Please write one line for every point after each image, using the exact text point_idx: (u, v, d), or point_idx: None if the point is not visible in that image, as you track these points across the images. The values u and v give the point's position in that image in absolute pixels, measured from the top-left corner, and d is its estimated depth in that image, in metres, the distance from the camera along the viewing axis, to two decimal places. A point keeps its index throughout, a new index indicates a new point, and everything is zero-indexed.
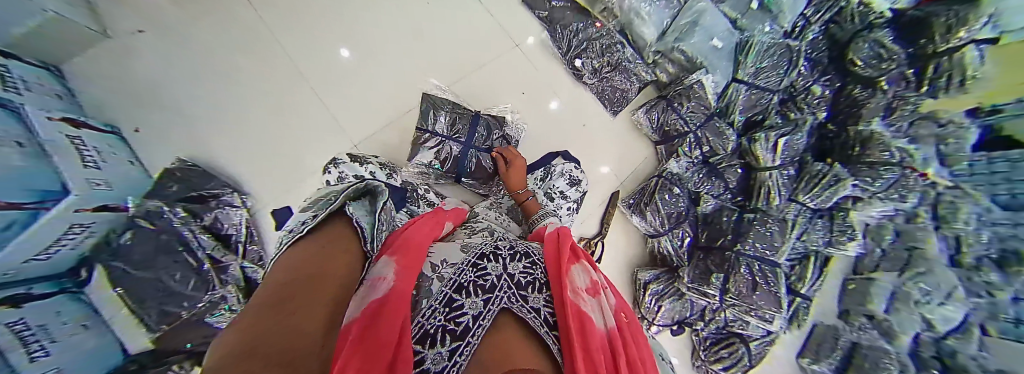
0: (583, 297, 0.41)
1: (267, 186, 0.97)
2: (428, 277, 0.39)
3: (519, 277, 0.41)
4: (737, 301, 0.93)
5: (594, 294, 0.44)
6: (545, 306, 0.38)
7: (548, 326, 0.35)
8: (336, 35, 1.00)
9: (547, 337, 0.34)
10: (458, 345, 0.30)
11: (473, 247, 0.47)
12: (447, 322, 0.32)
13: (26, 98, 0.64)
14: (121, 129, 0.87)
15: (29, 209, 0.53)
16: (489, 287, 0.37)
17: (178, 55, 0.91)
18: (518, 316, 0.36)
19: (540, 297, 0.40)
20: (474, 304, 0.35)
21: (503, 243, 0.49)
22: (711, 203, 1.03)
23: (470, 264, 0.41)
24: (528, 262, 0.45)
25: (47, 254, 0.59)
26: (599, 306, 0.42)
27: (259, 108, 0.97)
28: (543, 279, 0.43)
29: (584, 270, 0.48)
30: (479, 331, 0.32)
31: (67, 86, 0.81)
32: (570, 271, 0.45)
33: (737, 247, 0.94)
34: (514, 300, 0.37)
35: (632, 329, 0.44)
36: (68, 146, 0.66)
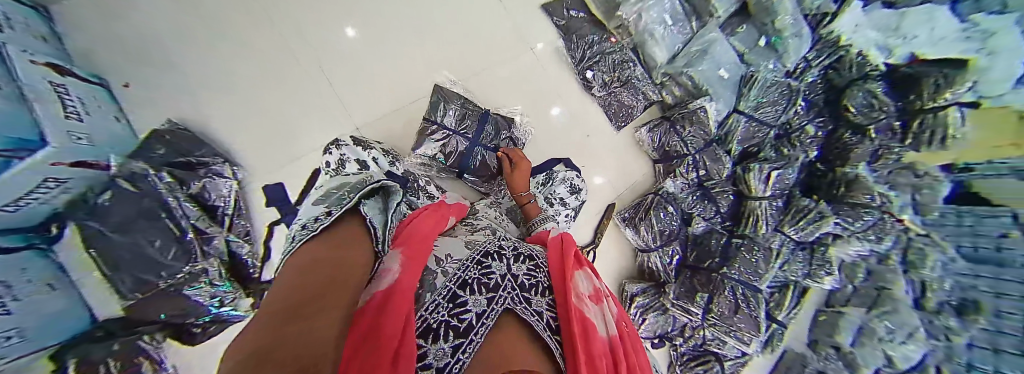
0: (586, 304, 0.42)
1: (263, 158, 0.96)
2: (432, 270, 0.39)
3: (522, 279, 0.41)
4: (718, 320, 0.97)
5: (596, 302, 0.44)
6: (547, 310, 0.38)
7: (550, 330, 0.35)
8: (343, 11, 0.98)
9: (550, 341, 0.34)
10: (461, 342, 0.30)
11: (478, 244, 0.47)
12: (450, 318, 0.32)
13: (9, 38, 0.60)
14: (109, 82, 0.83)
15: (5, 157, 0.49)
16: (493, 286, 0.37)
17: (176, 12, 0.87)
18: (521, 318, 0.35)
19: (543, 301, 0.40)
20: (478, 303, 0.35)
21: (507, 243, 0.49)
22: (700, 226, 1.06)
23: (475, 261, 0.41)
24: (531, 264, 0.45)
25: (22, 206, 0.53)
26: (602, 313, 0.42)
27: (262, 79, 0.94)
28: (546, 282, 0.44)
29: (586, 277, 0.48)
30: (482, 329, 0.32)
31: (55, 31, 0.77)
32: (574, 277, 0.45)
33: (723, 270, 0.99)
34: (518, 302, 0.37)
35: (632, 339, 0.44)
36: (50, 94, 0.62)
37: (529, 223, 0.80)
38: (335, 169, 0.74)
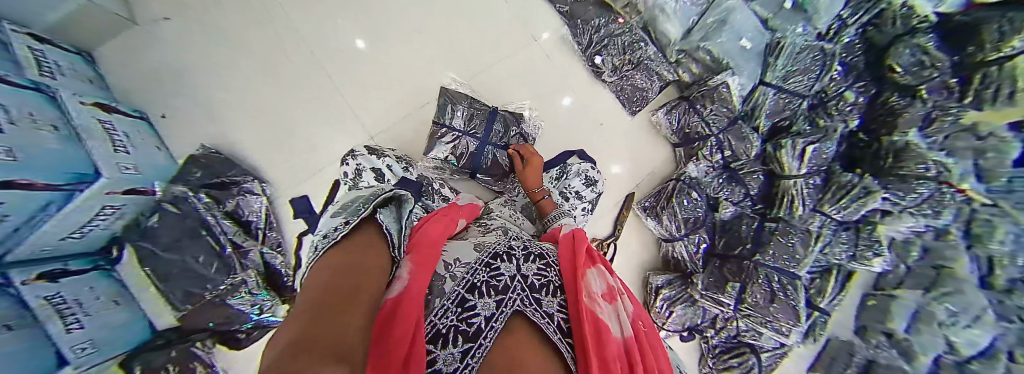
0: (599, 303, 0.42)
1: (280, 174, 0.98)
2: (441, 275, 0.40)
3: (532, 279, 0.41)
4: (752, 311, 0.92)
5: (610, 301, 0.44)
6: (558, 311, 0.38)
7: (561, 331, 0.36)
8: (349, 22, 1.00)
9: (561, 343, 0.34)
10: (469, 347, 0.30)
11: (487, 246, 0.48)
12: (459, 322, 0.33)
13: (60, 83, 0.69)
14: (149, 115, 0.91)
15: (66, 190, 0.57)
16: (502, 288, 0.38)
17: (198, 41, 0.93)
18: (530, 320, 0.35)
19: (554, 301, 0.40)
20: (486, 306, 0.35)
21: (517, 243, 0.50)
22: (729, 211, 1.00)
23: (484, 265, 0.42)
24: (541, 263, 0.46)
25: (82, 234, 0.64)
26: (616, 312, 0.42)
27: (278, 96, 0.98)
28: (557, 282, 0.44)
29: (599, 274, 0.48)
30: (491, 333, 0.32)
31: (99, 72, 0.86)
32: (586, 276, 0.45)
33: (756, 257, 0.92)
34: (527, 303, 0.37)
35: (650, 336, 0.43)
36: (98, 131, 0.67)
37: (544, 218, 0.78)
38: (353, 179, 0.78)
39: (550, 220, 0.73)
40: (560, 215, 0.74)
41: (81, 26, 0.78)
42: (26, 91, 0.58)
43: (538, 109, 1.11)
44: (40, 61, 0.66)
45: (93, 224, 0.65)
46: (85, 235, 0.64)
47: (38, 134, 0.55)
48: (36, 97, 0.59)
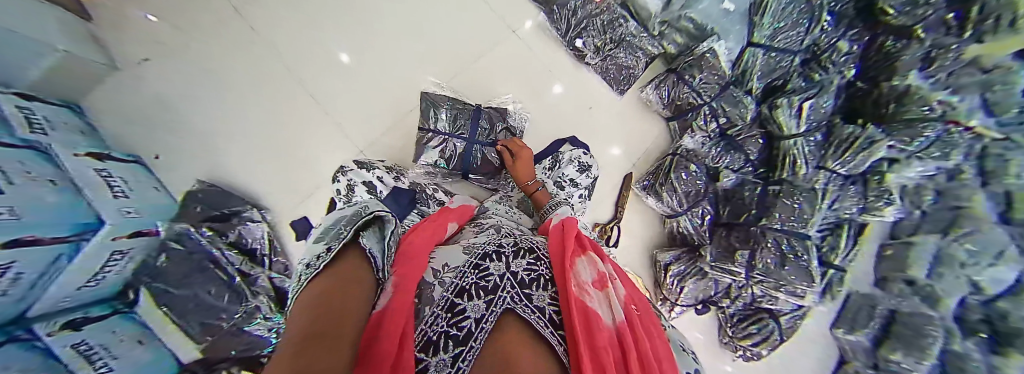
0: (588, 291, 0.42)
1: (279, 197, 1.00)
2: (429, 283, 0.41)
3: (522, 275, 0.42)
4: (764, 277, 0.89)
5: (601, 287, 0.45)
6: (549, 304, 0.39)
7: (553, 325, 0.36)
8: (325, 37, 1.00)
9: (552, 336, 0.34)
10: (461, 351, 0.30)
11: (476, 247, 0.49)
12: (450, 327, 0.33)
13: (54, 138, 0.68)
14: (142, 158, 0.91)
15: (71, 241, 0.58)
16: (492, 288, 0.38)
17: (178, 75, 0.94)
18: (520, 316, 0.35)
19: (545, 294, 0.41)
20: (476, 308, 0.35)
21: (507, 241, 0.51)
22: (732, 179, 0.98)
23: (473, 266, 0.43)
24: (531, 258, 0.47)
25: (94, 281, 0.66)
26: (607, 298, 0.43)
27: (264, 120, 0.99)
28: (548, 275, 0.45)
29: (589, 263, 0.49)
30: (481, 335, 0.31)
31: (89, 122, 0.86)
32: (575, 265, 0.47)
33: (762, 222, 0.90)
34: (518, 300, 0.37)
35: (644, 318, 0.44)
36: (96, 179, 0.68)
37: (540, 211, 0.77)
38: (346, 194, 0.78)
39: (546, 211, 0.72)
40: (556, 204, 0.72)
41: (69, 78, 0.80)
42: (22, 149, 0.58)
43: (524, 104, 1.10)
44: (30, 118, 0.66)
45: (106, 270, 0.68)
46: (99, 283, 0.67)
47: (37, 191, 0.54)
48: (32, 154, 0.59)
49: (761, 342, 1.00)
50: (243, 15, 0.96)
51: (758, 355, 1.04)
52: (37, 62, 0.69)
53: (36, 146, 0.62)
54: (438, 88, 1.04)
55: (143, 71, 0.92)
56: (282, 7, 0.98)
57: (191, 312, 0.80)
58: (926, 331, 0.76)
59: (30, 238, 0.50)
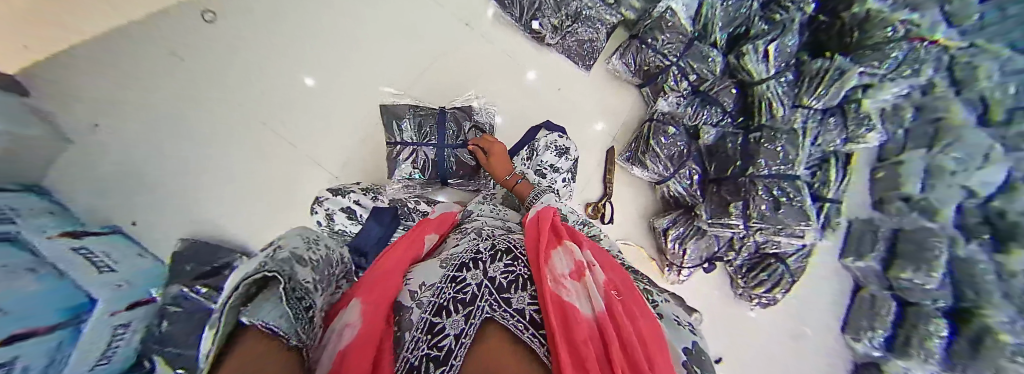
0: (564, 284, 0.42)
1: (269, 236, 1.01)
2: (406, 306, 0.42)
3: (499, 279, 0.42)
4: (764, 224, 0.87)
5: (580, 276, 0.44)
6: (529, 305, 0.39)
7: (534, 326, 0.36)
8: (285, 70, 1.00)
9: (533, 339, 0.34)
10: (442, 370, 0.31)
11: (453, 258, 0.50)
12: (431, 349, 0.33)
13: (26, 223, 0.67)
14: (119, 226, 0.90)
15: (67, 327, 0.58)
16: (469, 300, 0.39)
17: (137, 133, 0.92)
18: (501, 323, 0.36)
19: (524, 296, 0.40)
20: (456, 324, 0.36)
21: (485, 244, 0.51)
22: (713, 133, 0.97)
23: (450, 280, 0.43)
24: (509, 259, 0.47)
25: (105, 359, 0.66)
26: (585, 287, 0.42)
27: (238, 163, 0.99)
28: (526, 273, 0.45)
29: (565, 253, 0.49)
30: (461, 350, 0.32)
31: (56, 201, 0.82)
32: (549, 260, 0.46)
33: (749, 171, 0.88)
34: (497, 307, 0.38)
35: (628, 295, 0.43)
36: (77, 259, 0.69)
37: (524, 204, 0.77)
38: (328, 223, 0.81)
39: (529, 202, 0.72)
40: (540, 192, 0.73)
41: (37, 155, 0.79)
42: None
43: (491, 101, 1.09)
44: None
45: (115, 344, 0.68)
46: (112, 359, 0.67)
47: (21, 281, 0.55)
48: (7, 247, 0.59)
49: (773, 288, 0.99)
50: (189, 64, 0.94)
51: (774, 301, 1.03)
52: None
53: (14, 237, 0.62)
54: (397, 98, 1.05)
55: (98, 137, 0.89)
56: (227, 50, 0.97)
57: None
58: (931, 242, 0.82)
59: (21, 331, 0.50)
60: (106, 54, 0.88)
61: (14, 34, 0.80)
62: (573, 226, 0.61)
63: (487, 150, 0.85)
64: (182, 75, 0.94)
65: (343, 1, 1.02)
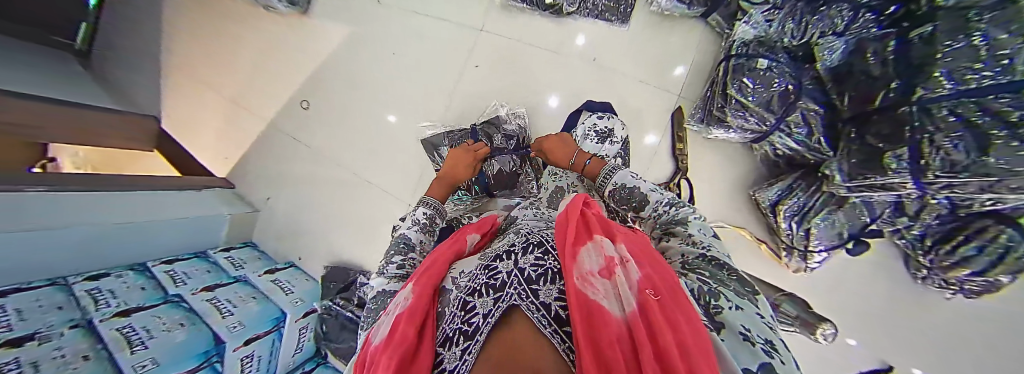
0: (593, 282, 0.30)
1: (374, 257, 1.26)
2: (449, 289, 0.44)
3: (529, 271, 0.37)
4: (953, 179, 0.55)
5: (610, 275, 0.31)
6: (556, 300, 0.31)
7: (557, 322, 0.28)
8: (354, 121, 1.24)
9: (554, 335, 0.26)
10: (468, 343, 0.29)
11: (491, 251, 0.49)
12: (462, 325, 0.32)
13: (245, 269, 1.14)
14: (293, 261, 1.32)
15: (273, 330, 0.95)
16: (499, 285, 0.35)
17: (288, 194, 1.32)
18: (525, 315, 0.30)
19: (553, 288, 0.33)
20: (485, 303, 0.33)
21: (521, 239, 0.49)
22: (839, 46, 0.69)
23: (484, 268, 0.42)
24: (540, 252, 0.41)
25: (299, 349, 1.08)
26: (618, 286, 0.29)
27: (343, 203, 1.28)
28: (558, 267, 0.37)
29: (594, 249, 0.35)
30: (486, 326, 0.29)
31: (259, 249, 1.33)
32: (579, 252, 0.35)
33: (915, 96, 0.55)
34: (523, 296, 0.32)
35: (674, 296, 0.29)
36: (271, 287, 1.09)
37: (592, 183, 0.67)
38: None
39: (600, 182, 0.64)
40: (615, 166, 0.64)
41: (241, 226, 1.30)
42: (230, 284, 1.02)
43: (513, 104, 1.11)
44: (232, 263, 1.14)
45: (301, 340, 1.08)
46: (303, 348, 1.09)
47: (246, 305, 0.95)
48: (236, 285, 1.03)
49: (986, 270, 0.70)
50: (302, 140, 1.29)
51: (997, 286, 0.72)
52: (218, 232, 1.20)
53: (240, 278, 1.07)
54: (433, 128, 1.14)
55: (267, 205, 1.34)
56: (318, 121, 1.26)
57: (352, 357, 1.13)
58: None
59: (252, 336, 0.87)
60: (262, 149, 1.33)
61: (224, 155, 1.36)
62: (609, 221, 0.47)
63: (542, 147, 0.81)
64: (296, 151, 1.30)
65: (379, 52, 1.18)
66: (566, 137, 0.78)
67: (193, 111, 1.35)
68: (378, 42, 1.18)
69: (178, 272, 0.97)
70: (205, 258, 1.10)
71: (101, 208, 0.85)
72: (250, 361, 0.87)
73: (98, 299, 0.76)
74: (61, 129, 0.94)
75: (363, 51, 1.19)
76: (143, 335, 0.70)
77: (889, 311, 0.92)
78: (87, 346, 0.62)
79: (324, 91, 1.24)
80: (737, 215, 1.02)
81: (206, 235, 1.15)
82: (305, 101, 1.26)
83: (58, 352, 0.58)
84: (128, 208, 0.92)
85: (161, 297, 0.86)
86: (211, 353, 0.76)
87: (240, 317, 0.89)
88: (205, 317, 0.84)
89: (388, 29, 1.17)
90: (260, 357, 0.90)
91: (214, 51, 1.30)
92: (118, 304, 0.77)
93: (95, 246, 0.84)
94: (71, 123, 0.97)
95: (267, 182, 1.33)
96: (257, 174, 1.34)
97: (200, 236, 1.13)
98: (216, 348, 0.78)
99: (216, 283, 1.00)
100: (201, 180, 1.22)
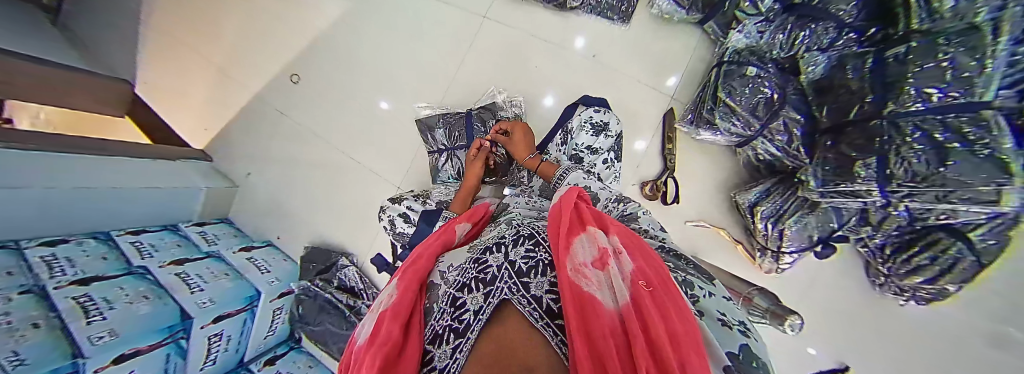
0: (586, 273, 0.29)
1: (357, 241, 1.23)
2: (437, 283, 0.41)
3: (519, 264, 0.36)
4: (913, 189, 0.59)
5: (603, 267, 0.31)
6: (548, 293, 0.30)
7: (550, 316, 0.27)
8: (347, 101, 1.20)
9: (546, 328, 0.26)
10: (459, 342, 0.28)
11: (480, 243, 0.48)
12: (452, 322, 0.31)
13: (219, 245, 1.09)
14: (272, 240, 1.28)
15: (246, 309, 0.92)
16: (489, 280, 0.34)
17: (270, 171, 1.27)
18: (517, 309, 0.29)
19: (544, 281, 0.32)
20: (476, 300, 0.32)
21: (512, 230, 0.47)
22: (821, 61, 0.74)
23: (474, 261, 0.41)
24: (532, 243, 0.40)
25: (272, 332, 1.06)
26: (611, 277, 0.29)
27: (329, 184, 1.24)
28: (549, 259, 0.36)
29: (587, 240, 0.36)
30: (478, 325, 0.29)
31: (235, 226, 1.27)
32: (572, 245, 0.34)
33: (887, 109, 0.60)
34: (514, 290, 0.31)
35: (665, 287, 0.28)
36: (247, 264, 1.05)
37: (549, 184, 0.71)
38: (391, 227, 0.87)
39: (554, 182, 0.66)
40: (568, 168, 0.66)
41: (219, 201, 1.25)
42: (201, 259, 0.97)
43: (511, 93, 1.12)
44: (205, 238, 1.09)
45: (275, 323, 1.05)
46: (275, 329, 1.06)
47: (220, 282, 0.91)
48: (209, 260, 0.98)
49: (937, 279, 0.75)
50: (289, 115, 1.24)
51: (945, 294, 0.77)
52: (192, 206, 1.14)
53: (214, 254, 1.03)
54: (428, 110, 1.13)
55: (247, 181, 1.29)
56: (308, 99, 1.22)
57: (329, 340, 1.12)
58: None
59: (223, 313, 0.83)
60: (245, 123, 1.27)
61: (201, 124, 1.30)
62: (602, 214, 0.47)
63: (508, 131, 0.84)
64: (281, 127, 1.25)
65: (376, 32, 1.16)
66: (529, 136, 0.84)
67: (170, 79, 1.28)
68: (377, 22, 1.15)
69: (145, 244, 0.92)
70: (174, 232, 1.05)
71: (63, 174, 0.79)
72: (219, 341, 0.83)
73: (53, 267, 0.70)
74: (25, 87, 0.86)
75: (364, 27, 1.16)
76: (102, 306, 0.66)
77: (850, 317, 0.97)
78: (39, 314, 0.57)
79: (315, 67, 1.20)
80: (717, 215, 1.07)
81: (180, 208, 1.10)
82: (296, 75, 1.21)
83: (6, 319, 0.53)
84: (95, 175, 0.85)
85: (124, 268, 0.81)
86: (177, 329, 0.73)
87: (212, 293, 0.85)
88: (172, 291, 0.80)
89: (387, 9, 1.15)
90: (230, 337, 0.86)
91: (200, 20, 1.23)
92: (76, 273, 0.71)
93: (51, 213, 0.77)
94: (34, 80, 0.88)
95: (248, 157, 1.28)
96: (237, 149, 1.29)
97: (171, 209, 1.07)
98: (182, 323, 0.74)
99: (187, 257, 0.95)
100: (177, 152, 1.16)
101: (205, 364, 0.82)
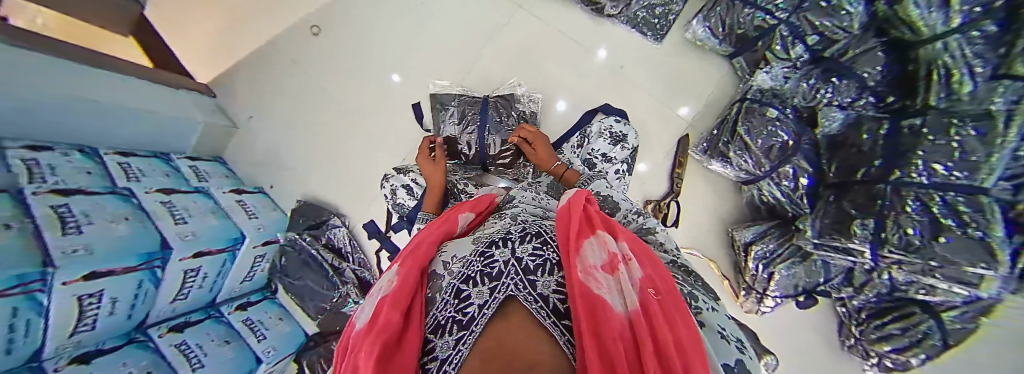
0: (596, 276, 0.29)
1: (351, 204, 1.21)
2: (439, 273, 0.41)
3: (526, 261, 0.36)
4: (903, 256, 0.61)
5: (613, 271, 0.31)
6: (554, 293, 0.31)
7: (556, 316, 0.28)
8: (366, 61, 1.17)
9: (553, 327, 0.26)
10: (463, 334, 0.28)
11: (485, 236, 0.47)
12: (456, 313, 0.31)
13: (210, 183, 1.07)
14: (263, 187, 1.25)
15: (227, 250, 0.89)
16: (496, 275, 0.34)
17: (274, 117, 1.23)
18: (523, 305, 0.29)
19: (551, 283, 0.32)
20: (481, 294, 0.32)
21: (518, 226, 0.47)
22: (839, 117, 0.77)
23: (479, 254, 0.40)
24: (539, 242, 0.40)
25: (250, 278, 1.04)
26: (620, 283, 0.29)
27: (332, 141, 1.21)
28: (557, 261, 0.36)
29: (597, 243, 0.36)
30: (482, 318, 0.28)
31: (227, 166, 1.24)
32: (582, 247, 0.34)
33: (894, 175, 0.62)
34: (521, 286, 0.31)
35: (673, 297, 0.29)
36: (234, 206, 1.03)
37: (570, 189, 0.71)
38: (392, 197, 0.86)
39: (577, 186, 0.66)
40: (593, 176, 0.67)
41: (215, 138, 1.21)
42: (189, 192, 0.95)
43: (532, 88, 1.11)
44: (197, 173, 1.06)
45: (254, 269, 1.04)
46: (252, 276, 1.04)
47: (203, 216, 0.89)
48: (196, 195, 0.95)
49: (903, 350, 0.79)
50: (302, 66, 1.20)
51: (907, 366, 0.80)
52: (189, 139, 1.11)
53: (202, 190, 1.00)
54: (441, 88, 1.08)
55: (249, 122, 1.25)
56: (324, 52, 1.19)
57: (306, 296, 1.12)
58: None
59: (203, 250, 0.81)
60: (254, 64, 1.23)
61: (211, 57, 1.25)
62: (611, 220, 0.47)
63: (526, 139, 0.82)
64: (293, 75, 1.21)
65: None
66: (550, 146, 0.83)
67: (183, 5, 1.22)
68: None
69: (133, 167, 0.89)
70: (167, 161, 1.02)
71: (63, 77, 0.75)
72: (195, 277, 0.82)
73: (33, 172, 0.65)
74: None
75: None
76: (81, 220, 0.63)
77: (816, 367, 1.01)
78: (14, 215, 0.54)
79: (338, 20, 1.17)
80: (710, 247, 1.10)
81: (176, 140, 1.07)
82: (316, 27, 1.18)
83: None
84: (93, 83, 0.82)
85: (110, 187, 0.78)
86: (155, 257, 0.70)
87: (195, 228, 0.83)
88: (155, 218, 0.77)
89: None
90: (206, 275, 0.85)
91: None
92: (56, 182, 0.68)
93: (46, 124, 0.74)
94: None
95: (255, 97, 1.24)
96: (245, 89, 1.24)
97: (167, 139, 1.03)
98: (162, 252, 0.72)
99: (174, 188, 0.93)
100: (181, 82, 1.12)
101: (176, 299, 0.80)
